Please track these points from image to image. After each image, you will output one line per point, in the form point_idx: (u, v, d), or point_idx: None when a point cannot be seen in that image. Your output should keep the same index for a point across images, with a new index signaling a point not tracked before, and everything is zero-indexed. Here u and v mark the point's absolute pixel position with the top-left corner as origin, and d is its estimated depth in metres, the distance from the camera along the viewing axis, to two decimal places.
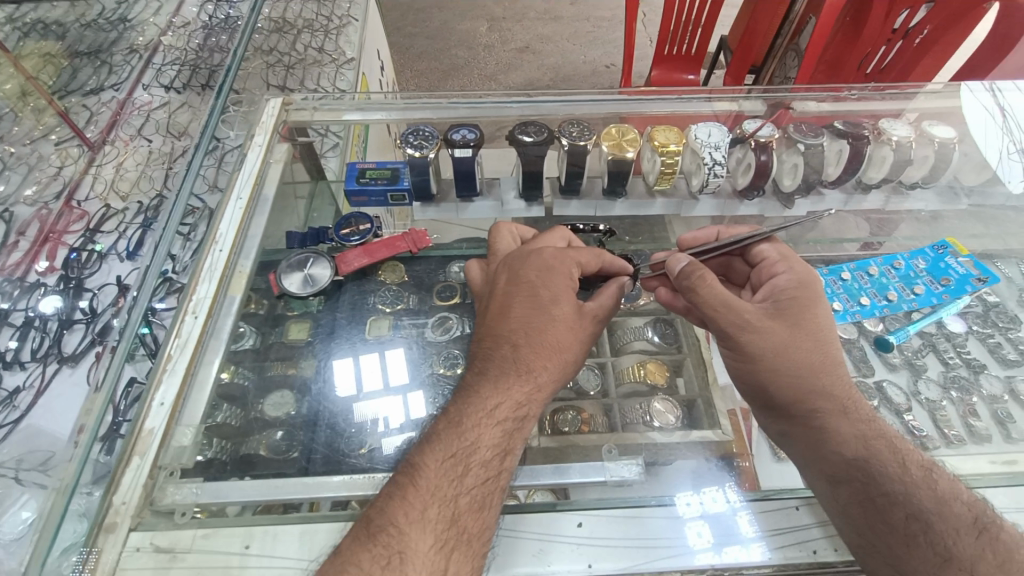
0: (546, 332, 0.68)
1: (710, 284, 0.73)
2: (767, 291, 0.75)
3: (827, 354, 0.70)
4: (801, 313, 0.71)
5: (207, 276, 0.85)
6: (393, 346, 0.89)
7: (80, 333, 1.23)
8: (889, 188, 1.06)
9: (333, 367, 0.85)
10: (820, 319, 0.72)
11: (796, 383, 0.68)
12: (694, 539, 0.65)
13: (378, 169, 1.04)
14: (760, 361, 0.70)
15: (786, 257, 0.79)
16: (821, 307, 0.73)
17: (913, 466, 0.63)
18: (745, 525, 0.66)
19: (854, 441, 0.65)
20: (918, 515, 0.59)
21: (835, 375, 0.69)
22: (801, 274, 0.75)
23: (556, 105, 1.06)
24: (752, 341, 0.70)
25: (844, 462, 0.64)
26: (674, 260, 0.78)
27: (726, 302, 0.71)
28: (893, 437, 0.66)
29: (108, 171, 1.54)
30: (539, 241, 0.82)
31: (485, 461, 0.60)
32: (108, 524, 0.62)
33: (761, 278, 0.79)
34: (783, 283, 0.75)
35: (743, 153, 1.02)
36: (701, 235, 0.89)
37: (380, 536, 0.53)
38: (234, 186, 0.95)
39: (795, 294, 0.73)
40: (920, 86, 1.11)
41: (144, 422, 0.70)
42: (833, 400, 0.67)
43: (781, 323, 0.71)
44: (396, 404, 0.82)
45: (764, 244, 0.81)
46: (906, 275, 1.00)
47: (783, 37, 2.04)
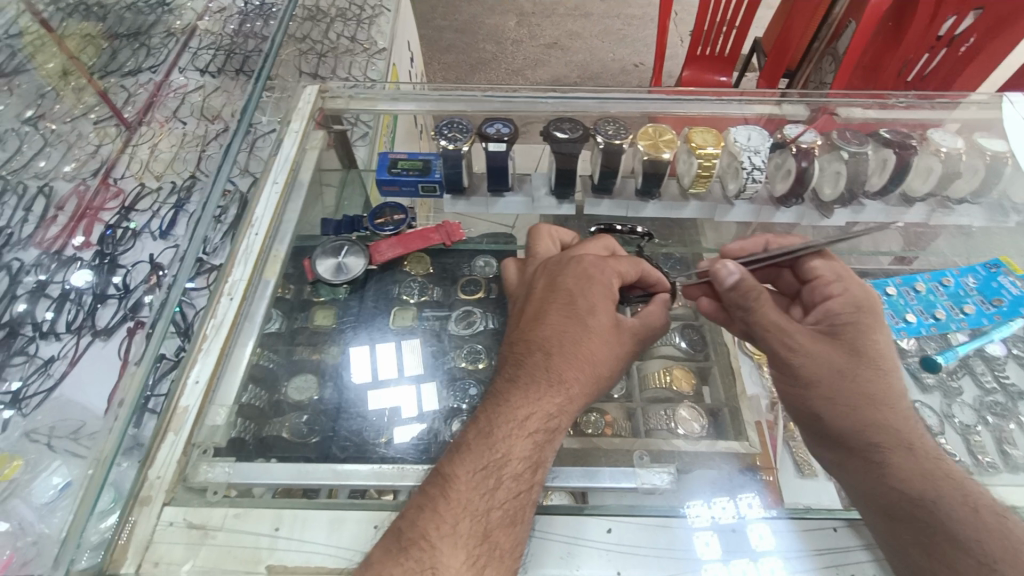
0: (581, 343, 0.66)
1: (760, 302, 0.73)
2: (820, 313, 0.74)
3: (888, 384, 0.67)
4: (858, 339, 0.70)
5: (242, 259, 0.85)
6: (413, 338, 0.90)
7: (113, 307, 1.26)
8: (935, 201, 1.03)
9: (358, 356, 0.86)
10: (879, 345, 0.69)
11: (852, 411, 0.66)
12: (703, 548, 0.64)
13: (410, 160, 1.04)
14: (813, 386, 0.68)
15: (841, 276, 0.76)
16: (879, 333, 0.70)
17: (982, 510, 0.60)
18: (756, 539, 0.65)
19: (918, 479, 0.62)
20: (988, 563, 0.57)
21: (895, 406, 0.66)
22: (857, 296, 0.73)
23: (591, 102, 1.05)
24: (805, 365, 0.68)
25: (905, 499, 0.61)
26: (722, 270, 0.75)
27: (777, 323, 0.71)
28: (961, 478, 0.63)
29: (144, 151, 1.56)
30: (581, 248, 0.81)
31: (517, 474, 0.59)
32: (144, 497, 0.64)
33: (815, 296, 0.78)
34: (839, 306, 0.73)
35: (782, 158, 1.00)
36: (749, 244, 0.86)
37: (412, 550, 0.54)
38: (271, 170, 0.96)
39: (852, 318, 0.71)
40: (965, 95, 1.08)
41: (179, 401, 0.71)
42: (894, 433, 0.65)
43: (837, 348, 0.69)
44: (409, 394, 0.83)
45: (818, 260, 0.79)
46: (955, 293, 0.97)
47: (819, 41, 1.97)
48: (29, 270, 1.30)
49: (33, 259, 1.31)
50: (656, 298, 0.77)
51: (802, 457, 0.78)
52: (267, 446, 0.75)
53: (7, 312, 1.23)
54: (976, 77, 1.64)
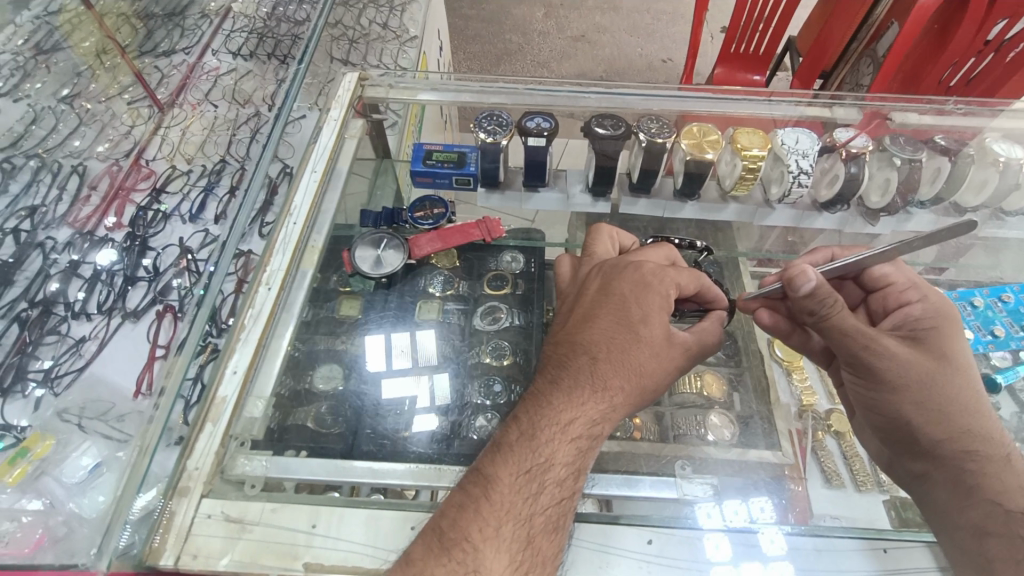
0: (629, 352, 0.64)
1: (841, 311, 0.65)
2: (898, 319, 0.71)
3: (977, 394, 0.65)
4: (945, 346, 0.67)
5: (280, 248, 0.85)
6: (429, 330, 0.89)
7: (142, 290, 1.27)
8: (987, 213, 0.99)
9: (382, 346, 0.86)
10: (965, 354, 0.67)
11: (942, 421, 0.64)
12: (712, 551, 0.62)
13: (444, 153, 1.02)
14: (901, 393, 0.65)
15: (917, 284, 0.74)
16: (963, 341, 0.68)
17: None
18: (768, 544, 0.63)
19: (1015, 493, 0.60)
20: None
21: (984, 418, 0.64)
22: (939, 303, 0.70)
23: (633, 98, 1.02)
24: (893, 370, 0.65)
25: (1002, 515, 0.59)
26: (801, 276, 0.65)
27: (864, 331, 0.65)
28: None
29: (175, 134, 1.57)
30: (640, 254, 0.78)
31: (560, 480, 0.58)
32: (182, 488, 0.63)
33: (887, 304, 0.75)
34: (919, 312, 0.70)
35: (830, 163, 0.97)
36: (813, 257, 0.83)
37: (454, 550, 0.52)
38: (310, 159, 0.95)
39: (936, 325, 0.68)
40: (1008, 101, 1.02)
41: (217, 391, 0.71)
42: (985, 445, 0.63)
43: (926, 355, 0.66)
44: (422, 386, 0.83)
45: (888, 268, 0.76)
46: (1015, 310, 0.94)
47: (859, 42, 1.91)
48: (63, 249, 1.31)
49: (66, 238, 1.33)
50: (711, 316, 0.75)
51: (829, 468, 0.79)
52: (291, 437, 0.75)
53: (40, 291, 1.24)
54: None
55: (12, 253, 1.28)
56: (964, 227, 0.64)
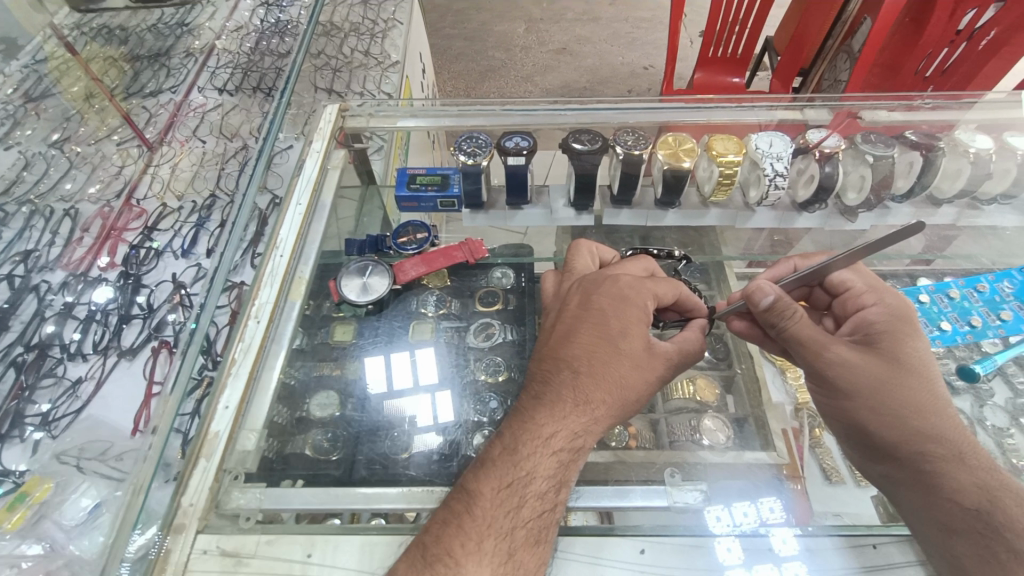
0: (609, 364, 0.65)
1: (800, 320, 0.69)
2: (854, 324, 0.72)
3: (934, 393, 0.65)
4: (897, 347, 0.67)
5: (269, 280, 0.86)
6: (428, 348, 0.90)
7: (137, 327, 1.28)
8: (963, 203, 1.01)
9: (376, 368, 0.87)
10: (920, 354, 0.67)
11: (897, 422, 0.64)
12: (724, 554, 0.62)
13: (428, 176, 1.04)
14: (853, 397, 0.66)
15: (875, 287, 0.74)
16: (919, 342, 0.68)
17: None
18: (780, 544, 0.63)
19: (973, 490, 0.59)
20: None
21: (943, 416, 0.64)
22: (893, 305, 0.71)
23: (609, 113, 1.04)
24: (843, 376, 0.67)
25: (962, 511, 0.59)
26: (757, 291, 0.70)
27: (815, 338, 0.68)
28: (1018, 489, 0.60)
29: (165, 171, 1.59)
30: (619, 267, 0.79)
31: (542, 494, 0.59)
32: (178, 525, 0.64)
33: (847, 309, 0.76)
34: (873, 316, 0.71)
35: (805, 163, 0.99)
36: (777, 269, 0.83)
37: (437, 565, 0.53)
38: (294, 191, 0.96)
39: (889, 327, 0.69)
40: (980, 93, 1.03)
41: (210, 425, 0.71)
42: (942, 444, 0.63)
43: (876, 358, 0.67)
44: (425, 403, 0.84)
45: (847, 273, 0.77)
46: (991, 300, 0.94)
47: (835, 38, 1.94)
48: (58, 291, 1.33)
49: (60, 281, 1.34)
50: (692, 325, 0.76)
51: (829, 464, 0.79)
52: (290, 465, 0.76)
53: (36, 334, 1.25)
54: (990, 77, 1.59)
55: (7, 298, 1.29)
56: (912, 229, 0.62)
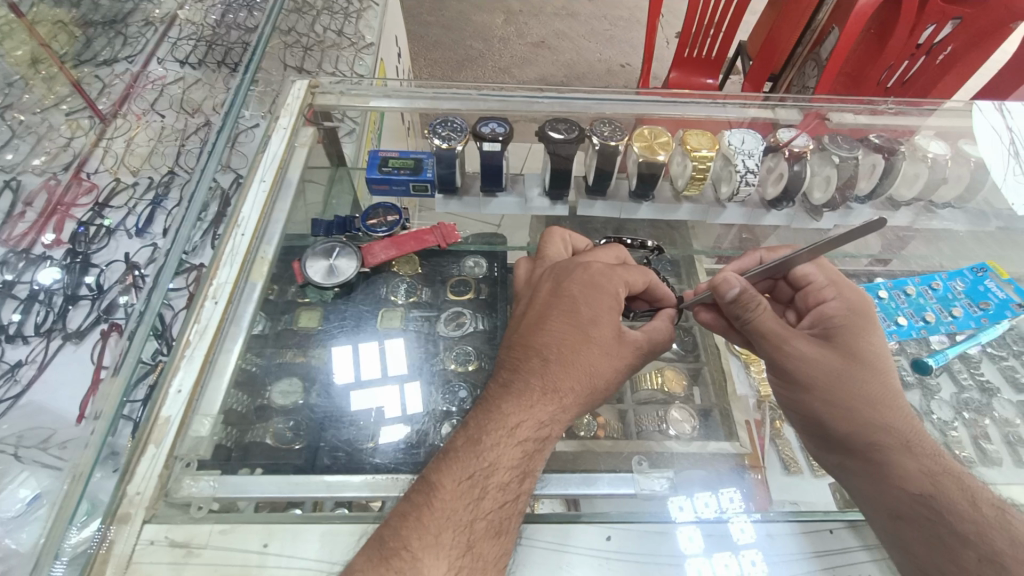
0: (579, 352, 0.65)
1: (764, 313, 0.71)
2: (814, 318, 0.75)
3: (885, 384, 0.67)
4: (853, 341, 0.69)
5: (228, 260, 0.82)
6: (396, 337, 0.88)
7: (85, 309, 1.20)
8: (918, 207, 1.05)
9: (341, 356, 0.84)
10: (875, 347, 0.69)
11: (850, 413, 0.66)
12: (686, 543, 0.64)
13: (401, 159, 1.01)
14: (810, 389, 0.68)
15: (835, 281, 0.76)
16: (874, 336, 0.70)
17: (985, 505, 0.59)
18: (738, 533, 0.65)
19: (920, 476, 0.62)
20: (994, 557, 0.56)
21: (892, 406, 0.67)
22: (851, 299, 0.73)
23: (587, 102, 1.03)
24: (800, 368, 0.69)
25: (908, 497, 0.61)
26: (723, 283, 0.71)
27: (776, 332, 0.70)
28: (960, 473, 0.63)
29: (119, 145, 1.51)
30: (590, 255, 0.79)
31: (504, 484, 0.57)
32: (122, 514, 0.60)
33: (808, 302, 0.78)
34: (831, 310, 0.73)
35: (775, 161, 1.00)
36: (743, 261, 0.85)
37: (393, 559, 0.51)
38: (258, 168, 0.92)
39: (845, 321, 0.71)
40: (939, 102, 1.08)
41: (161, 410, 0.68)
42: (891, 433, 0.65)
43: (832, 351, 0.69)
44: (393, 395, 0.81)
45: (810, 267, 0.79)
46: (944, 297, 0.99)
47: (803, 46, 2.01)
48: None
49: None
50: (661, 314, 0.76)
51: (788, 455, 0.80)
52: (250, 454, 0.73)
53: None
54: (950, 87, 1.70)
55: None
56: (874, 226, 0.62)
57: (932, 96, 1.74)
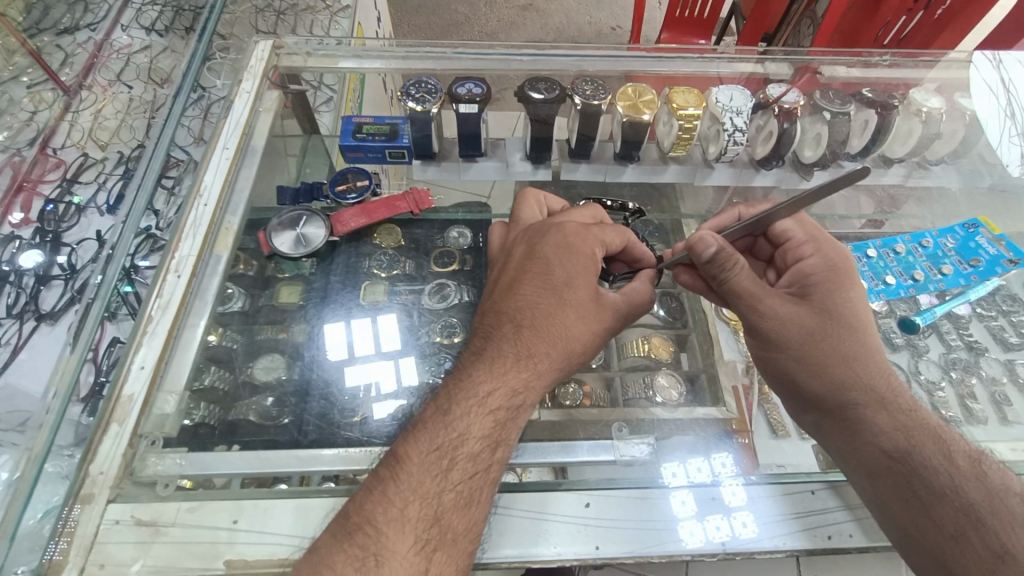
0: (554, 316, 0.63)
1: (743, 272, 0.67)
2: (793, 276, 0.72)
3: (863, 342, 0.66)
4: (831, 299, 0.67)
5: (190, 232, 0.79)
6: (386, 312, 0.86)
7: (59, 289, 1.17)
8: (911, 165, 1.01)
9: (329, 331, 0.82)
10: (853, 304, 0.67)
11: (826, 372, 0.65)
12: (678, 507, 0.64)
13: (376, 125, 0.96)
14: (786, 349, 0.67)
15: (815, 236, 0.74)
16: (853, 292, 0.68)
17: (960, 458, 0.59)
18: (730, 496, 0.65)
19: (895, 433, 0.62)
20: (968, 509, 0.56)
21: (870, 364, 0.65)
22: (831, 256, 0.71)
23: (568, 60, 0.98)
24: (777, 329, 0.67)
25: (883, 454, 0.61)
26: (699, 242, 0.67)
27: (754, 292, 0.67)
28: (936, 427, 0.62)
29: (85, 118, 1.44)
30: (566, 215, 0.76)
31: (473, 454, 0.56)
32: (85, 495, 0.59)
33: (788, 260, 0.76)
34: (810, 267, 0.71)
35: (764, 119, 0.96)
36: (722, 219, 0.82)
37: (357, 535, 0.50)
38: (221, 135, 0.88)
39: (824, 279, 0.69)
40: (944, 52, 1.04)
41: (124, 387, 0.66)
42: (868, 392, 0.64)
43: (810, 310, 0.67)
44: (388, 369, 0.79)
45: (790, 223, 0.76)
46: (934, 254, 0.98)
47: (798, 3, 1.90)
48: None
49: None
50: (640, 275, 0.73)
51: (775, 419, 0.79)
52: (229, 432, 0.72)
53: None
54: (954, 38, 1.58)
55: None
56: (857, 176, 0.58)
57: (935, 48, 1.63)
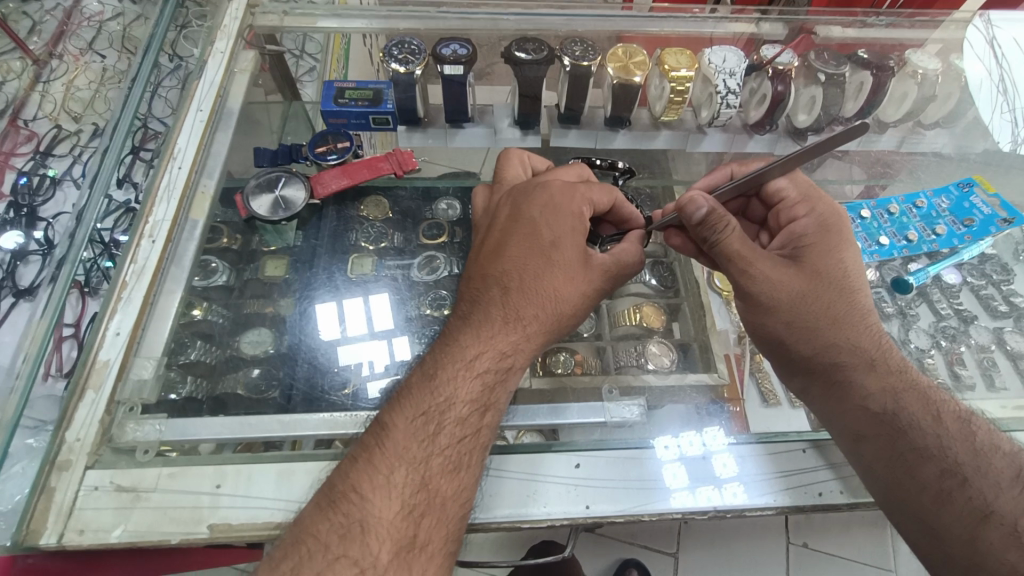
0: (542, 277, 0.62)
1: (733, 234, 0.65)
2: (785, 237, 0.71)
3: (853, 304, 0.66)
4: (822, 260, 0.67)
5: (164, 197, 0.78)
6: (379, 290, 0.83)
7: (37, 265, 1.15)
8: (906, 128, 0.99)
9: (320, 312, 0.78)
10: (845, 266, 0.67)
11: (814, 334, 0.65)
12: (670, 479, 0.64)
13: (359, 90, 0.93)
14: (775, 311, 0.66)
15: (809, 195, 0.72)
16: (845, 254, 0.67)
17: (948, 417, 0.60)
18: (721, 468, 0.65)
19: (882, 394, 0.62)
20: (954, 469, 0.57)
21: (859, 326, 0.65)
22: (824, 216, 0.70)
23: (557, 20, 0.96)
24: (767, 292, 0.65)
25: (869, 416, 0.61)
26: (689, 203, 0.65)
27: (745, 255, 0.65)
28: (925, 387, 0.63)
29: (57, 89, 1.38)
30: (551, 174, 0.74)
31: (461, 419, 0.55)
32: (62, 462, 0.58)
33: (780, 221, 0.74)
34: (803, 228, 0.70)
35: (758, 82, 0.94)
36: (713, 177, 0.81)
37: (341, 503, 0.49)
38: (195, 97, 0.86)
39: (816, 240, 0.68)
40: (948, 12, 1.03)
41: (98, 353, 0.66)
42: (857, 353, 0.64)
43: (799, 271, 0.66)
44: (380, 348, 0.76)
45: (784, 181, 0.73)
46: (927, 215, 0.98)
47: None
48: None
49: None
50: (629, 235, 0.72)
51: (767, 388, 0.77)
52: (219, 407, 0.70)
53: None
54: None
55: None
56: (854, 133, 0.57)
57: (939, 7, 1.55)
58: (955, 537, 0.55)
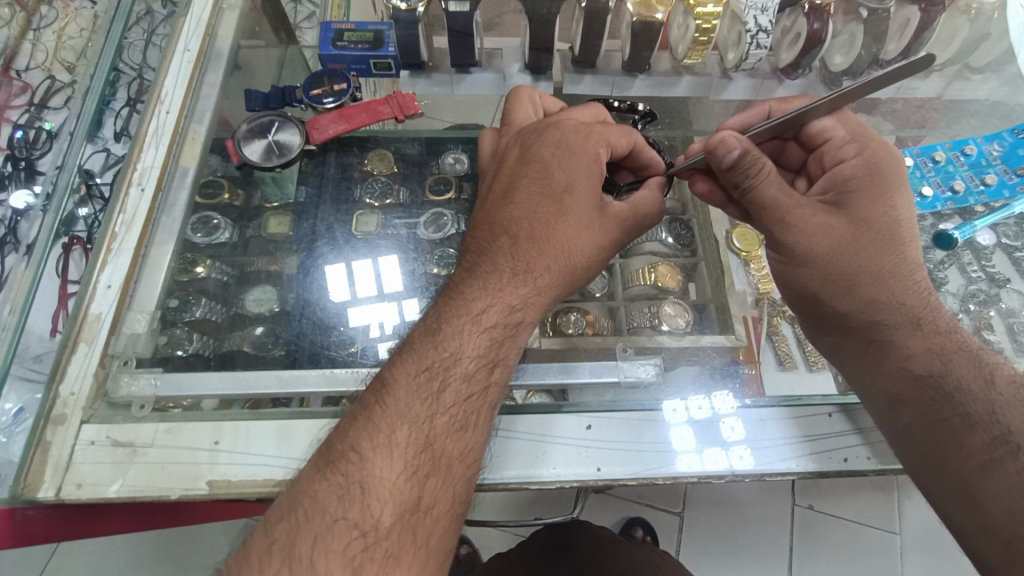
0: (553, 227, 0.58)
1: (768, 178, 0.60)
2: (827, 182, 0.65)
3: (899, 258, 0.61)
4: (868, 210, 0.61)
5: (153, 141, 0.75)
6: (386, 251, 0.79)
7: (35, 220, 1.12)
8: (952, 71, 0.92)
9: (330, 274, 0.75)
10: (895, 215, 0.62)
11: (854, 290, 0.61)
12: (677, 441, 0.61)
13: (358, 31, 0.86)
14: (810, 266, 0.61)
15: (859, 135, 0.66)
16: (895, 202, 0.62)
17: (1000, 381, 0.56)
18: (728, 431, 0.62)
19: (927, 356, 0.58)
20: (1006, 436, 0.53)
21: (904, 282, 0.61)
22: (874, 159, 0.63)
23: None
24: (803, 245, 0.61)
25: (910, 378, 0.58)
26: (719, 146, 0.59)
27: (781, 204, 0.60)
28: (975, 349, 0.59)
29: (47, 37, 1.32)
30: (564, 114, 0.69)
31: (468, 375, 0.52)
32: (57, 415, 0.58)
33: (823, 164, 0.68)
34: (849, 172, 0.64)
35: (792, 19, 0.85)
36: (749, 115, 0.75)
37: (340, 463, 0.48)
38: (180, 37, 0.84)
39: (863, 186, 0.63)
40: None
41: (90, 307, 0.64)
42: (900, 311, 0.60)
43: (842, 221, 0.61)
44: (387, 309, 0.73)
45: (830, 121, 0.67)
46: (977, 163, 0.92)
47: None
48: None
49: None
50: (648, 183, 0.67)
51: (784, 350, 0.75)
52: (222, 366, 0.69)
53: None
54: None
55: None
56: (919, 63, 0.51)
57: None
58: (998, 510, 0.51)
